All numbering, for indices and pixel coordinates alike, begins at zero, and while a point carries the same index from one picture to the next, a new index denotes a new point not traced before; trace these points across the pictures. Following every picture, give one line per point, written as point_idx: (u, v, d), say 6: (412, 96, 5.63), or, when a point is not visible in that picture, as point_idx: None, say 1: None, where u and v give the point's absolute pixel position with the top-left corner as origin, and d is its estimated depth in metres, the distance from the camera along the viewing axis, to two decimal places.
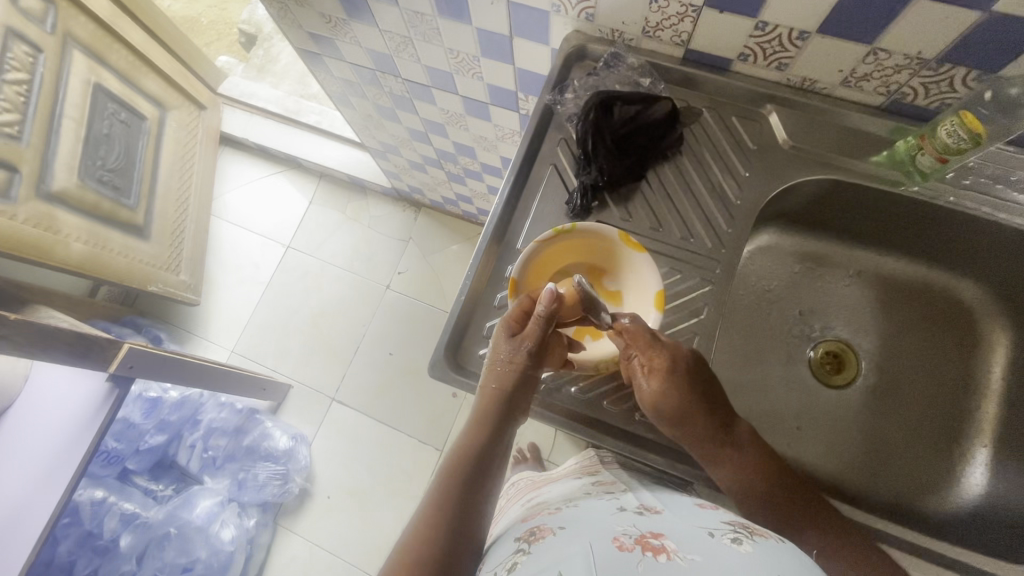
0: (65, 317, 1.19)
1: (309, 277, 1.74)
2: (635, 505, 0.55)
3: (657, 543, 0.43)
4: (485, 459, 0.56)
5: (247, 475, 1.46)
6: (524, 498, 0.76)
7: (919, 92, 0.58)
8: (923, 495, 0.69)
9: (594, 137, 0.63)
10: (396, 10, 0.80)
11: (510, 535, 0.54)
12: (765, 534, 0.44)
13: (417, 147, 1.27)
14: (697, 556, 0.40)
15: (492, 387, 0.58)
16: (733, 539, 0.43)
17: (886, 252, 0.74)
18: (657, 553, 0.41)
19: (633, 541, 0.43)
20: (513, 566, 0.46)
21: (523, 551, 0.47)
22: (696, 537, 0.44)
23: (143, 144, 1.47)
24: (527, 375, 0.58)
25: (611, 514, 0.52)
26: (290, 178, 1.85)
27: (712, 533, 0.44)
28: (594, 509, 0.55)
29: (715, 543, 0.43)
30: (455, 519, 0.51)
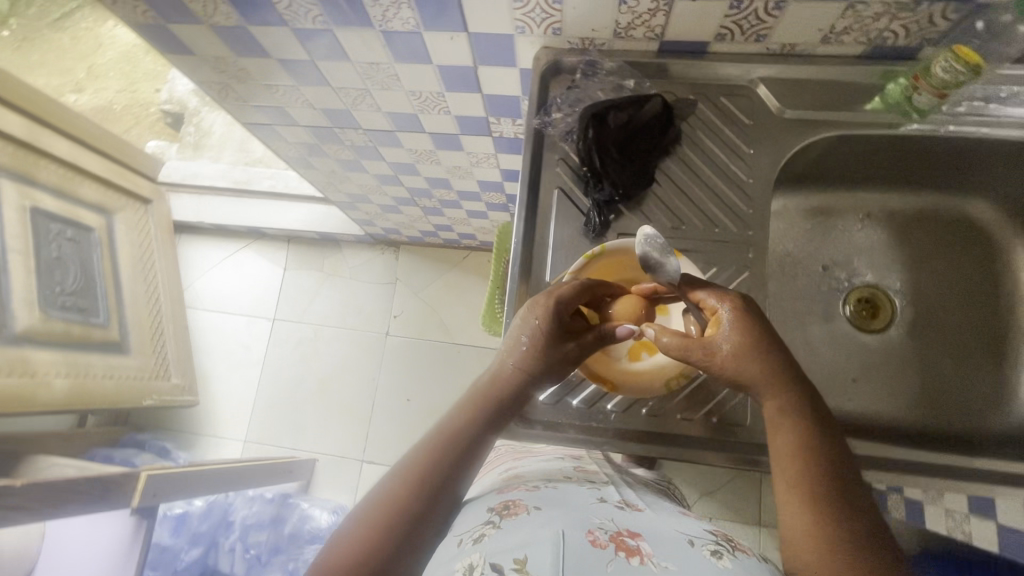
0: (67, 461, 1.12)
1: (303, 345, 1.68)
2: (614, 499, 0.57)
3: (632, 543, 0.46)
4: (484, 435, 0.53)
5: (297, 563, 1.40)
6: (496, 469, 0.71)
7: (901, 33, 0.58)
8: (987, 414, 0.70)
9: (596, 152, 0.61)
10: (349, 66, 0.76)
11: (484, 501, 0.55)
12: (747, 553, 0.48)
13: (388, 190, 1.23)
14: (672, 566, 0.44)
15: (510, 362, 0.55)
16: (714, 553, 0.46)
17: (890, 188, 0.75)
18: (630, 555, 0.44)
19: (607, 539, 0.46)
20: (480, 538, 0.47)
21: (493, 524, 0.49)
22: (676, 543, 0.47)
23: (99, 257, 1.39)
24: (549, 354, 0.54)
25: (592, 505, 0.53)
26: (257, 249, 1.78)
27: (692, 542, 0.48)
28: (573, 496, 0.55)
29: (693, 552, 0.46)
30: (436, 484, 0.49)
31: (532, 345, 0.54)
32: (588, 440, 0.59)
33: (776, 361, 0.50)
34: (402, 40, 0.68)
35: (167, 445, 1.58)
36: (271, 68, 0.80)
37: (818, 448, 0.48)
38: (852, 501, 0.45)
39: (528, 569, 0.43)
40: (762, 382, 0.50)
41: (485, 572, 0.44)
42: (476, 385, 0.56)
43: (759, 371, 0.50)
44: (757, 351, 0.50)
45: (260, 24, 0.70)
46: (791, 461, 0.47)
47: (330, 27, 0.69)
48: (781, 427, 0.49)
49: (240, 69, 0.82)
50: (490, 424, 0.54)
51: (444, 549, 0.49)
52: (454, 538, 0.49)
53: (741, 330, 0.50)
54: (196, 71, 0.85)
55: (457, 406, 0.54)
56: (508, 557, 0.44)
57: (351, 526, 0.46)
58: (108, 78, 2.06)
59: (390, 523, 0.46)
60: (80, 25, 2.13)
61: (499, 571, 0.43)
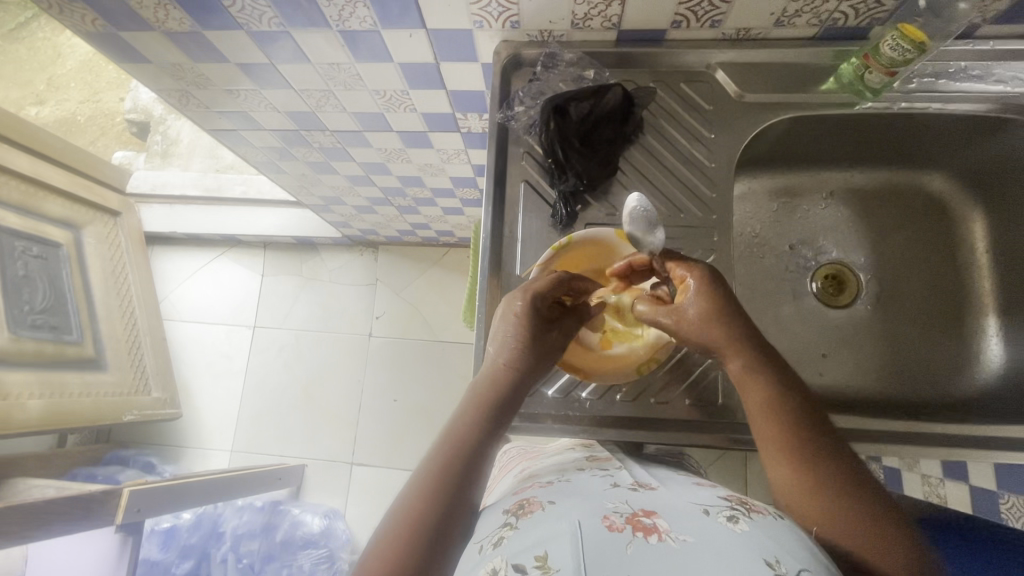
0: (46, 482, 1.10)
1: (286, 351, 1.66)
2: (628, 482, 0.53)
3: (649, 522, 0.42)
4: (498, 430, 0.52)
5: (291, 569, 1.41)
6: (510, 472, 0.70)
7: (850, 15, 0.59)
8: (952, 380, 0.72)
9: (560, 143, 0.61)
10: (309, 67, 0.75)
11: (497, 508, 0.51)
12: (763, 511, 0.44)
13: (362, 191, 1.23)
14: (690, 537, 0.40)
15: (504, 358, 0.55)
16: (729, 518, 0.43)
17: (850, 166, 0.77)
18: (649, 534, 0.41)
19: (624, 521, 0.42)
20: (499, 541, 0.43)
21: (511, 525, 0.45)
22: (690, 516, 0.43)
23: (68, 273, 1.36)
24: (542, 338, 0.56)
25: (606, 492, 0.50)
26: (233, 256, 1.76)
27: (707, 512, 0.44)
28: (585, 486, 0.52)
29: (709, 521, 0.42)
30: (458, 483, 0.47)
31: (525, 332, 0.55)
32: (565, 429, 0.60)
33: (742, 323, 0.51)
34: (361, 39, 0.68)
35: (151, 460, 1.56)
36: (231, 73, 0.79)
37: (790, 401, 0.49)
38: (832, 450, 0.47)
39: (552, 564, 0.38)
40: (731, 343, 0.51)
41: (508, 575, 0.39)
42: (479, 384, 0.54)
43: (729, 333, 0.51)
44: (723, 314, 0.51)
45: (214, 28, 0.69)
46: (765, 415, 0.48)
47: (286, 29, 0.68)
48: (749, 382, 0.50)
49: (198, 74, 0.80)
50: (496, 420, 0.52)
51: (466, 557, 0.44)
52: (473, 545, 0.44)
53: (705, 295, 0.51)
54: (153, 78, 0.83)
55: (458, 413, 0.52)
56: (529, 554, 0.40)
57: (370, 557, 0.43)
58: (68, 89, 2.01)
59: (417, 530, 0.44)
60: (36, 36, 2.07)
61: (521, 571, 0.39)
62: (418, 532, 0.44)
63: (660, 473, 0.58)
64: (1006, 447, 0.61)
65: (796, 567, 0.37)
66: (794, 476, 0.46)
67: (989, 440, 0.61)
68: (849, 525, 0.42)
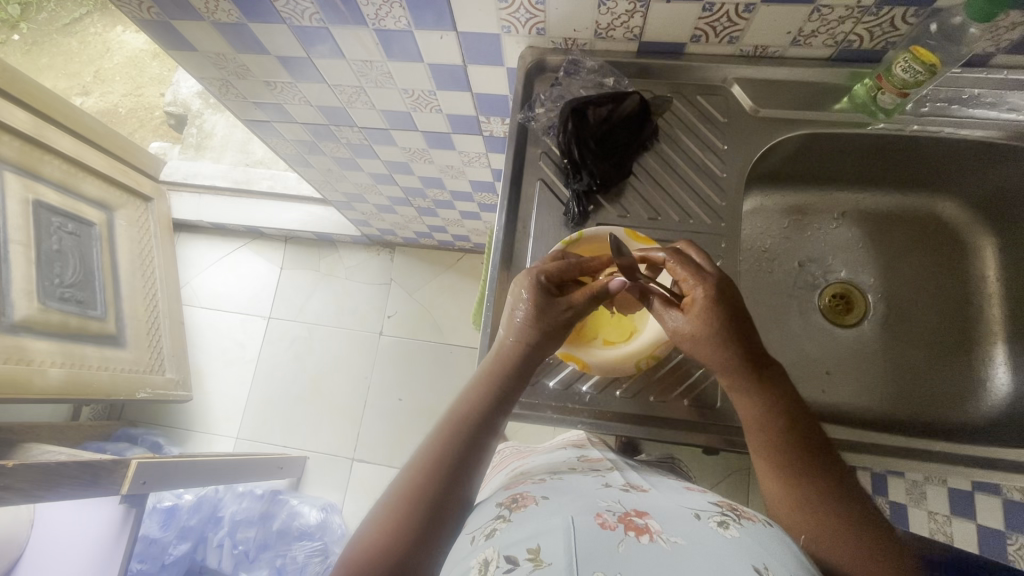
0: (57, 450, 1.13)
1: (298, 343, 1.70)
2: (620, 483, 0.55)
3: (641, 522, 0.44)
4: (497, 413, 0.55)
5: (285, 560, 1.42)
6: (501, 470, 0.70)
7: (865, 37, 0.61)
8: (958, 406, 0.72)
9: (577, 144, 0.64)
10: (344, 63, 0.79)
11: (489, 499, 0.52)
12: (753, 519, 0.46)
13: (383, 189, 1.26)
14: (683, 540, 0.42)
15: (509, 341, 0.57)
16: (720, 523, 0.45)
17: (862, 188, 0.78)
18: (640, 534, 0.43)
19: (616, 519, 0.45)
20: (492, 532, 0.45)
21: (503, 518, 0.47)
22: (681, 518, 0.46)
23: (98, 251, 1.41)
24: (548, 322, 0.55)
25: (597, 490, 0.52)
26: (255, 248, 1.81)
27: (699, 515, 0.46)
28: (580, 485, 0.54)
29: (701, 524, 0.44)
30: (454, 461, 0.51)
31: (528, 317, 0.55)
32: (565, 420, 0.61)
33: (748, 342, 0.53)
34: (395, 39, 0.72)
35: (159, 440, 1.60)
36: (270, 64, 0.83)
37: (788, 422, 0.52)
38: (825, 471, 0.50)
39: (543, 557, 0.40)
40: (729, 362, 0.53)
41: (499, 565, 0.42)
42: (484, 364, 0.57)
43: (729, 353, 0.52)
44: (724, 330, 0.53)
45: (258, 21, 0.73)
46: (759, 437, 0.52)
47: (326, 25, 0.72)
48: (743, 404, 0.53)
49: (240, 65, 0.85)
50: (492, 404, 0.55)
51: (458, 547, 0.46)
52: (467, 536, 0.47)
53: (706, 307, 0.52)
54: (198, 67, 0.88)
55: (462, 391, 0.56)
56: (523, 546, 0.42)
57: (372, 519, 0.48)
58: (114, 81, 2.11)
59: (415, 504, 0.48)
60: (88, 30, 2.17)
61: (513, 562, 0.41)
62: (414, 506, 0.47)
63: (652, 478, 0.59)
64: (1002, 471, 0.61)
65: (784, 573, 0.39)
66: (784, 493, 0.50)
67: (989, 462, 0.61)
68: (831, 541, 0.47)
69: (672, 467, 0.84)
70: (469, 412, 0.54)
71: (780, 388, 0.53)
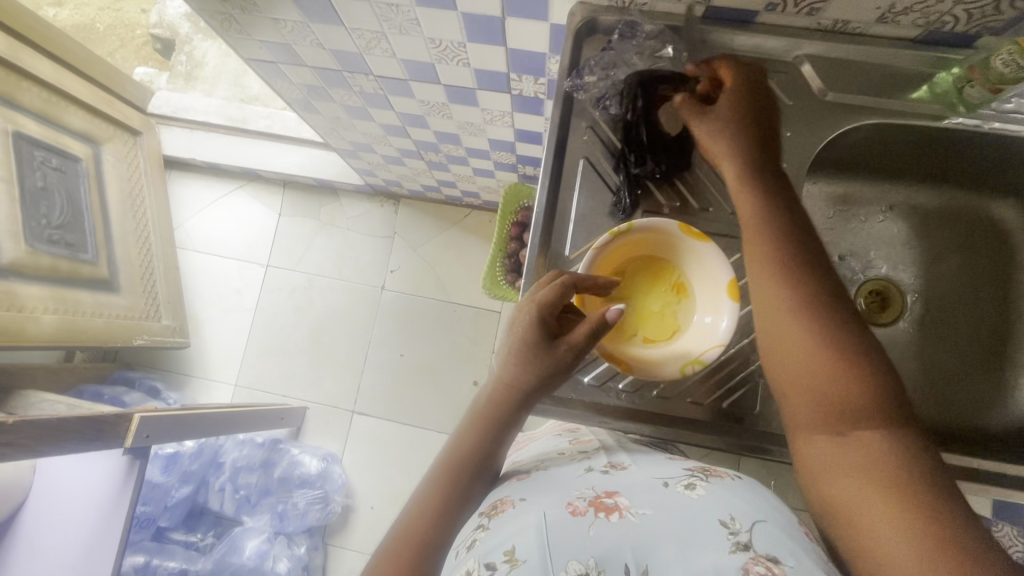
0: (56, 399, 1.10)
1: (297, 293, 1.66)
2: (601, 464, 0.52)
3: (610, 501, 0.45)
4: (492, 450, 0.55)
5: (286, 505, 1.46)
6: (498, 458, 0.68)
7: (962, 18, 0.55)
8: (983, 412, 0.71)
9: (636, 126, 0.62)
10: (366, 5, 0.71)
11: (477, 499, 0.53)
12: (721, 476, 0.50)
13: (393, 141, 1.18)
14: (649, 510, 0.44)
15: (506, 377, 0.57)
16: (687, 485, 0.47)
17: (916, 183, 0.74)
18: (610, 514, 0.44)
19: (586, 504, 0.45)
20: (473, 543, 0.46)
21: (483, 527, 0.47)
22: (649, 488, 0.47)
23: (86, 190, 1.33)
24: (547, 347, 0.56)
25: (572, 474, 0.51)
26: (251, 191, 1.73)
27: (667, 483, 0.48)
28: (561, 473, 0.52)
29: (668, 492, 0.47)
30: (449, 502, 0.52)
31: (524, 349, 0.56)
32: (594, 419, 0.60)
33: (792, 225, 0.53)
34: None
35: (156, 384, 1.58)
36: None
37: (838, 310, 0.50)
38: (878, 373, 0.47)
39: (518, 557, 0.41)
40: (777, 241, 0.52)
41: (481, 574, 0.42)
42: (481, 398, 0.58)
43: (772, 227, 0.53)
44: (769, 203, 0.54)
45: None
46: (810, 323, 0.48)
47: None
48: (791, 295, 0.50)
49: None
50: (487, 441, 0.56)
51: (448, 561, 0.48)
52: (454, 549, 0.48)
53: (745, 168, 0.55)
54: None
55: (460, 428, 0.57)
56: (499, 549, 0.42)
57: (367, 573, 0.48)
58: None
59: (410, 547, 0.49)
60: None
61: (491, 568, 0.42)
62: (409, 548, 0.49)
63: (634, 448, 0.58)
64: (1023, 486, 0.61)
65: (750, 525, 0.43)
66: (837, 397, 0.46)
67: (1016, 476, 0.61)
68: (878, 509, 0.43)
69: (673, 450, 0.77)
70: (459, 452, 0.55)
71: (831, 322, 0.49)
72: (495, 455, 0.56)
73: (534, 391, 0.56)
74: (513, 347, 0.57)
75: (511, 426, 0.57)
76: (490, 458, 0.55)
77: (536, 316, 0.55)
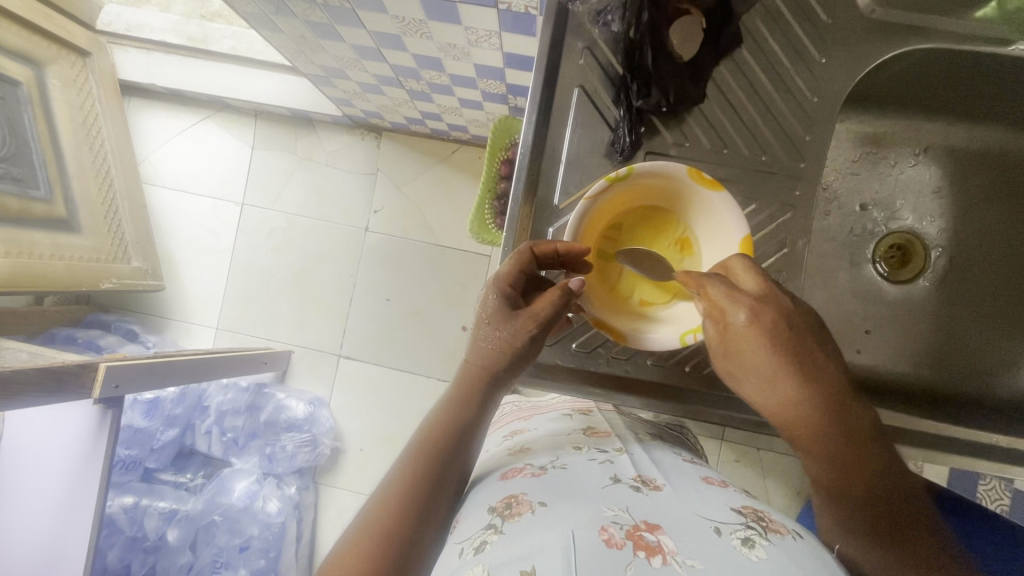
0: (20, 347, 1.05)
1: (276, 234, 1.57)
2: (630, 477, 0.48)
3: (652, 539, 0.39)
4: (469, 436, 0.53)
5: (274, 448, 1.45)
6: (500, 430, 0.65)
7: None
8: (995, 375, 0.69)
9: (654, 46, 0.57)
10: None
11: (482, 500, 0.47)
12: (782, 533, 0.42)
13: (369, 66, 1.05)
14: (699, 564, 0.37)
15: (477, 362, 0.56)
16: (743, 541, 0.40)
17: (954, 121, 0.70)
18: (651, 556, 0.37)
19: (624, 536, 0.39)
20: (482, 546, 0.41)
21: (494, 529, 0.42)
22: (698, 531, 0.40)
23: (30, 118, 1.20)
24: (516, 326, 0.55)
25: (600, 489, 0.45)
26: (220, 122, 1.59)
27: (719, 531, 0.40)
28: (582, 482, 0.47)
29: (719, 543, 0.39)
30: (425, 489, 0.48)
31: (495, 329, 0.56)
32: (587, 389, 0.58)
33: (817, 382, 0.51)
34: None
35: (134, 328, 1.53)
36: None
37: (857, 451, 0.51)
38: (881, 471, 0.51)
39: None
40: (802, 412, 0.51)
41: None
42: (454, 383, 0.57)
43: (804, 402, 0.51)
44: (792, 372, 0.51)
45: None
46: (824, 454, 0.51)
47: None
48: (814, 439, 0.51)
49: None
50: (463, 427, 0.53)
51: (445, 559, 0.43)
52: (456, 546, 0.43)
53: (766, 297, 0.50)
54: None
55: (434, 411, 0.55)
56: (516, 564, 0.37)
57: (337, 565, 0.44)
58: None
59: (388, 540, 0.45)
60: None
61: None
62: (387, 538, 0.45)
63: (663, 463, 0.53)
64: None
65: None
66: (851, 495, 0.50)
67: None
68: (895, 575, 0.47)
69: (680, 438, 0.72)
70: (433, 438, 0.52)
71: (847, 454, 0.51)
72: (472, 441, 0.53)
73: (505, 371, 0.56)
74: (480, 331, 0.57)
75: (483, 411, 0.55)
76: (466, 445, 0.53)
77: (501, 294, 0.56)
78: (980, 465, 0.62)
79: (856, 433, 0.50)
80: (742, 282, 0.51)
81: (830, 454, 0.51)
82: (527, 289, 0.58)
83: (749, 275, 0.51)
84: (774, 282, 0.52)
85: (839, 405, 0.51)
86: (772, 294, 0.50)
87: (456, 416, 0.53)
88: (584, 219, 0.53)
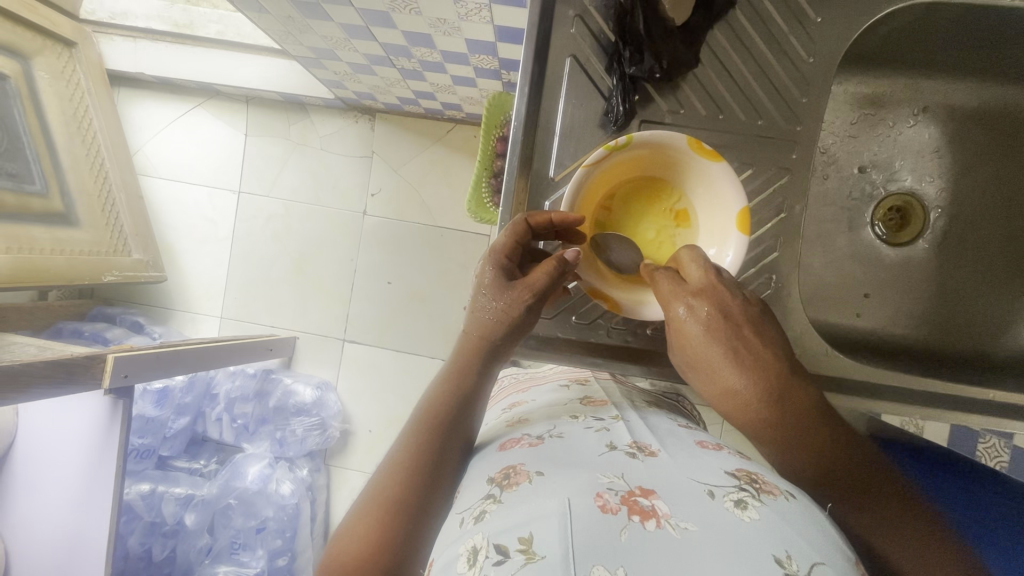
0: (26, 341, 1.06)
1: (275, 221, 1.56)
2: (625, 443, 0.49)
3: (647, 504, 0.40)
4: (471, 405, 0.54)
5: (284, 433, 1.48)
6: (500, 402, 0.66)
7: None
8: (991, 331, 0.70)
9: (648, 14, 0.56)
10: None
11: (479, 473, 0.48)
12: (775, 493, 0.43)
13: (359, 46, 1.04)
14: (693, 526, 0.38)
15: (475, 334, 0.56)
16: (737, 503, 0.41)
17: (954, 78, 0.69)
18: (646, 521, 0.38)
19: (619, 502, 0.40)
20: (482, 515, 0.42)
21: (493, 499, 0.43)
22: (693, 495, 0.41)
23: (19, 111, 1.19)
24: (512, 297, 0.55)
25: (597, 458, 0.46)
26: (212, 110, 1.57)
27: (713, 494, 0.41)
28: (578, 450, 0.48)
29: (713, 506, 0.40)
30: (430, 459, 0.49)
31: (492, 299, 0.56)
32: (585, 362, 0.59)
33: (762, 373, 0.53)
34: None
35: (139, 319, 1.55)
36: None
37: (811, 440, 0.51)
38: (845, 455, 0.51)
39: (536, 550, 0.37)
40: (748, 405, 0.53)
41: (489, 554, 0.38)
42: (453, 355, 0.57)
43: (749, 395, 0.52)
44: (735, 365, 0.53)
45: None
46: (776, 445, 0.52)
47: None
48: (767, 428, 0.52)
49: None
50: (463, 396, 0.54)
51: (447, 529, 0.44)
52: (457, 518, 0.44)
53: (711, 288, 0.53)
54: None
55: (435, 382, 0.55)
56: (514, 536, 0.38)
57: (349, 533, 0.46)
58: None
59: (396, 508, 0.46)
60: None
61: (503, 553, 0.37)
62: (394, 507, 0.46)
63: (658, 427, 0.54)
64: None
65: (809, 566, 0.36)
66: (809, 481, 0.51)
67: None
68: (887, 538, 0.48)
69: (675, 405, 0.73)
70: (435, 408, 0.53)
71: (807, 441, 0.51)
72: (473, 410, 0.54)
73: (504, 341, 0.56)
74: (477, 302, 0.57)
75: (483, 381, 0.55)
76: (468, 413, 0.53)
77: (497, 265, 0.56)
78: (980, 424, 0.62)
79: (806, 421, 0.52)
80: (688, 274, 0.54)
81: (783, 444, 0.52)
82: (522, 262, 0.59)
83: (695, 267, 0.53)
84: (722, 274, 0.54)
85: (789, 394, 0.52)
86: (713, 288, 0.52)
87: (457, 385, 0.54)
88: (580, 190, 0.54)
